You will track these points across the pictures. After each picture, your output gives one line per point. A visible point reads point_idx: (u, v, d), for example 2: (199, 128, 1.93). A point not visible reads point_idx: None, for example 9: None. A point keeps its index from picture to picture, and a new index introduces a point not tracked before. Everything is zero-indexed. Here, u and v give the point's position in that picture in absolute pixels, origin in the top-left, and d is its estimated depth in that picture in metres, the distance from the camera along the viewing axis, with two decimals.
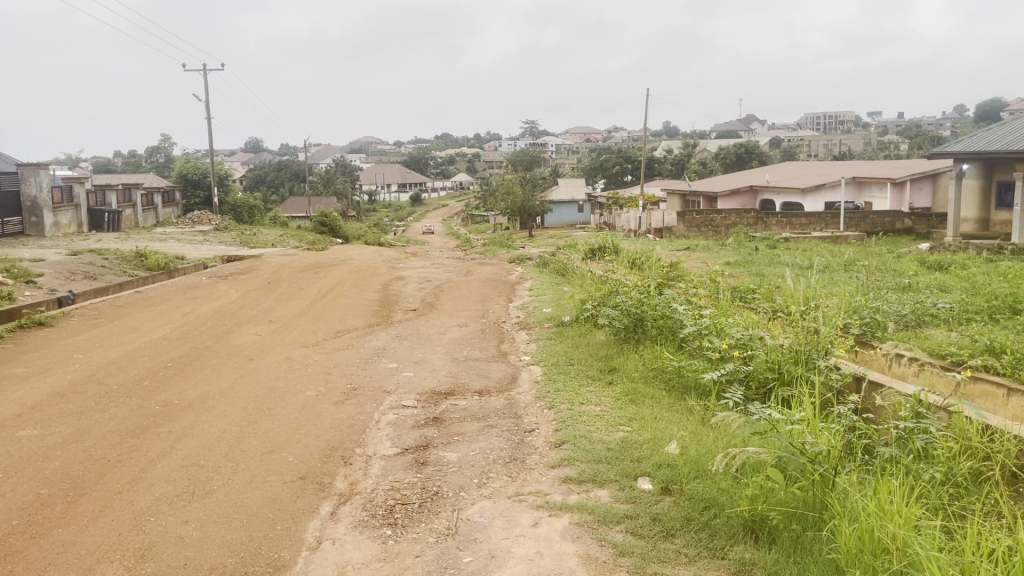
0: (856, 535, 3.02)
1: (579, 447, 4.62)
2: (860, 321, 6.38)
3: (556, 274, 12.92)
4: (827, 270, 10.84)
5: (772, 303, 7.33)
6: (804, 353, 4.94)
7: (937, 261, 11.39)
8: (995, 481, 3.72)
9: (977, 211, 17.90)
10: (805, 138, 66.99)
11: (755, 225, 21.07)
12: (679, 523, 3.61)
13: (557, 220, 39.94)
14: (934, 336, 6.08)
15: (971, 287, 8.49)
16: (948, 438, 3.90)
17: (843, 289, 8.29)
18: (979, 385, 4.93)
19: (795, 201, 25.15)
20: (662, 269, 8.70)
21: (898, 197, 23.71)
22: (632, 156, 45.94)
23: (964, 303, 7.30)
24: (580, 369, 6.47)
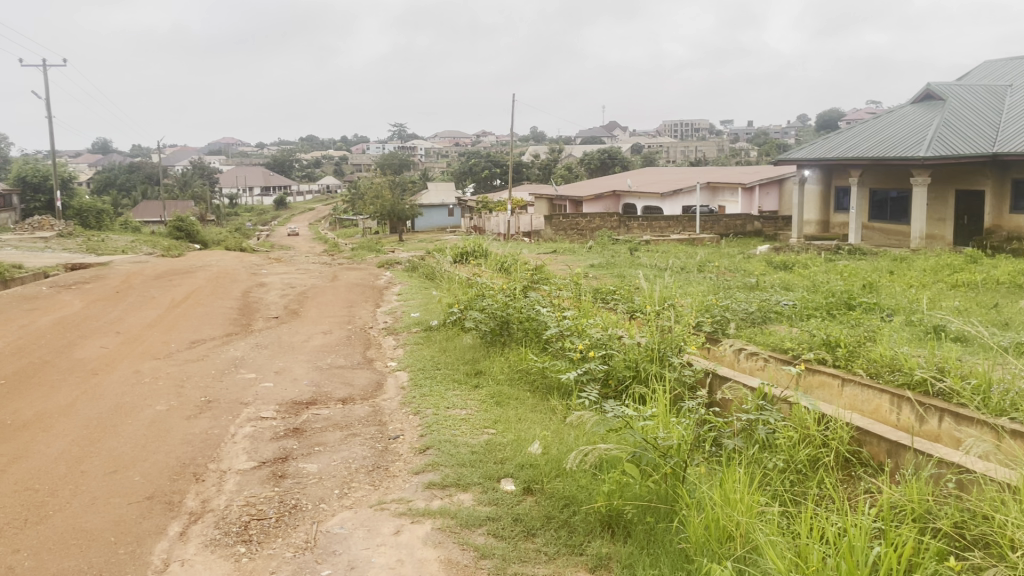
0: (703, 524, 3.18)
1: (444, 452, 4.61)
2: (711, 320, 6.73)
3: (424, 279, 12.86)
4: (683, 271, 11.31)
5: (630, 303, 7.61)
6: (659, 351, 5.16)
7: (782, 261, 12.14)
8: (830, 466, 4.00)
9: (818, 215, 19.18)
10: (663, 145, 69.80)
11: (618, 228, 21.63)
12: (540, 522, 3.67)
13: (427, 224, 39.81)
14: (777, 332, 6.47)
15: (811, 285, 9.09)
16: (788, 429, 4.17)
17: (697, 289, 8.67)
18: (818, 376, 5.30)
19: (655, 206, 26.15)
20: (526, 272, 8.82)
21: (748, 201, 25.24)
22: (501, 160, 46.46)
23: (805, 300, 7.79)
24: (446, 373, 6.45)
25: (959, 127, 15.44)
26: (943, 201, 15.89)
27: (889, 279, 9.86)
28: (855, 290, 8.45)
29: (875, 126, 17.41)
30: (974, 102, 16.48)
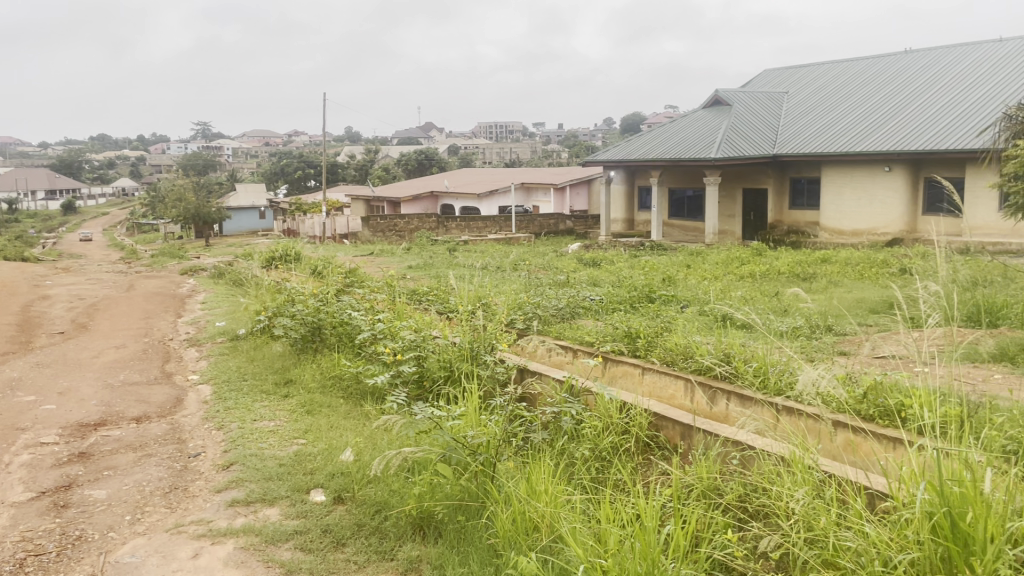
0: (510, 518, 3.25)
1: (249, 466, 4.41)
2: (524, 317, 6.89)
3: (231, 286, 12.26)
4: (497, 270, 11.51)
5: (444, 304, 7.63)
6: (473, 350, 5.22)
7: (592, 258, 12.67)
8: (632, 451, 4.23)
9: (624, 212, 20.18)
10: (479, 146, 70.72)
11: (436, 229, 21.65)
12: (350, 531, 3.59)
13: (236, 227, 37.92)
14: (585, 326, 6.73)
15: (616, 280, 9.54)
16: (593, 418, 4.36)
17: (509, 287, 8.85)
18: (622, 366, 5.58)
19: (471, 206, 26.50)
20: (339, 277, 8.62)
21: (559, 200, 26.17)
22: (314, 161, 45.23)
23: (611, 294, 8.17)
24: (253, 384, 6.17)
25: (744, 130, 16.82)
26: (732, 199, 17.20)
27: (685, 272, 10.55)
28: (655, 284, 8.96)
29: (671, 129, 18.58)
30: (756, 107, 18.00)
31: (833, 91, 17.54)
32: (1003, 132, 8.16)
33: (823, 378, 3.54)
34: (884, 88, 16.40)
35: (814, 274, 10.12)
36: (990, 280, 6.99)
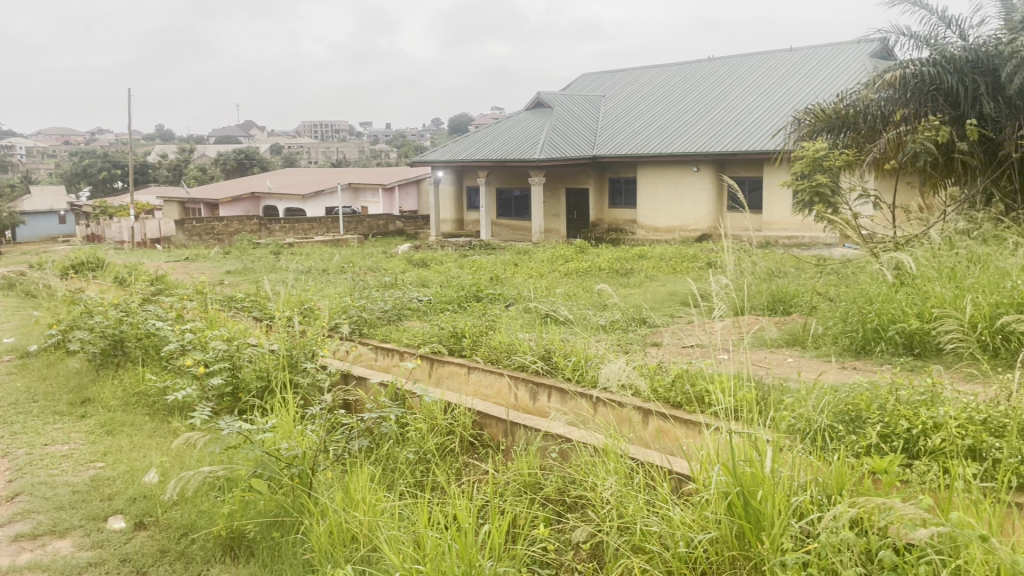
0: (325, 531, 3.13)
1: (37, 496, 4.00)
2: (348, 320, 6.71)
3: (22, 297, 11.15)
4: (321, 273, 11.18)
5: (264, 310, 7.30)
6: (292, 357, 5.01)
7: (420, 259, 12.61)
8: (457, 451, 4.21)
9: (453, 213, 20.31)
10: (304, 145, 68.65)
11: (259, 232, 20.78)
12: (152, 559, 3.33)
13: (32, 234, 34.65)
14: (410, 328, 6.64)
15: (444, 280, 9.53)
16: (418, 421, 4.30)
17: (333, 291, 8.60)
18: (448, 366, 5.55)
19: (296, 207, 25.66)
20: (144, 284, 8.05)
21: (388, 201, 25.91)
22: (122, 161, 42.17)
23: (438, 295, 8.12)
24: (45, 405, 5.61)
25: (565, 132, 17.34)
26: (556, 198, 17.71)
27: (512, 271, 10.72)
28: (482, 283, 9.03)
29: (496, 130, 18.84)
30: (575, 109, 18.61)
31: (646, 95, 18.47)
32: (793, 134, 8.87)
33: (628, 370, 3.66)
34: (691, 93, 17.45)
35: (632, 269, 10.58)
36: (784, 271, 7.57)
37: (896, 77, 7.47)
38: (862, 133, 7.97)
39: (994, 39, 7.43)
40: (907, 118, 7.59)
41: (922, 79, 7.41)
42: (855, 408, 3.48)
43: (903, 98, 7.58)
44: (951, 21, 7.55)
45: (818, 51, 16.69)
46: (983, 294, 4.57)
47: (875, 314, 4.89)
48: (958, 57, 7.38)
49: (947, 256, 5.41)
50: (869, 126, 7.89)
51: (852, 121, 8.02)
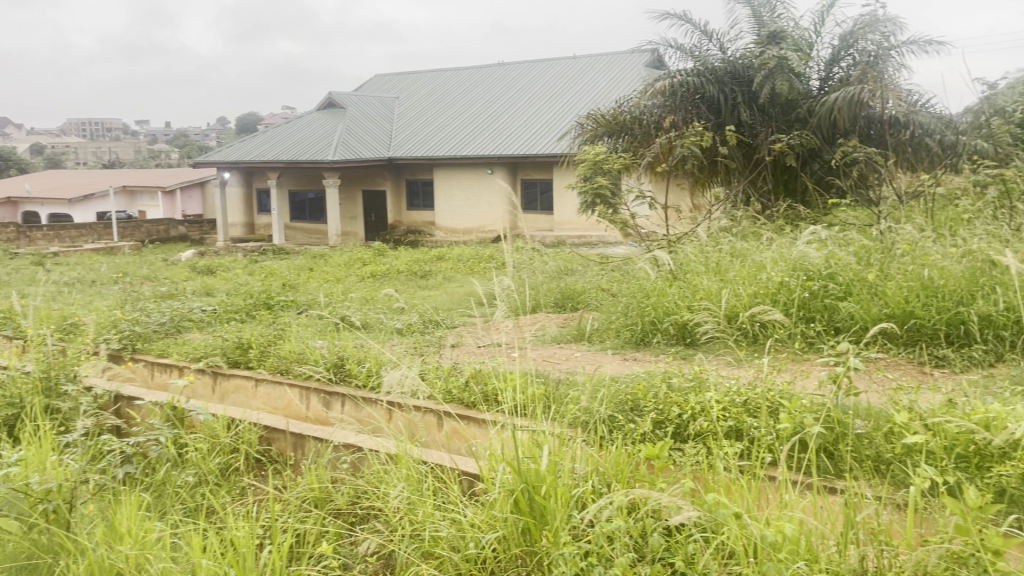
0: (85, 570, 2.82)
1: None
2: (119, 336, 6.16)
3: None
4: (90, 285, 10.21)
5: (17, 328, 6.53)
6: (50, 380, 4.51)
7: (206, 266, 11.87)
8: (242, 469, 3.97)
9: (242, 216, 19.34)
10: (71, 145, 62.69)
11: (18, 241, 18.67)
12: None
13: None
14: (191, 340, 6.21)
15: (231, 288, 9.02)
16: (199, 441, 4.02)
17: (103, 304, 7.87)
18: (233, 380, 5.24)
19: (63, 212, 23.37)
20: None
21: (169, 205, 24.35)
22: None
23: (223, 303, 7.67)
24: None
25: (358, 133, 17.07)
26: (352, 201, 17.39)
27: (306, 276, 10.37)
28: (273, 289, 8.64)
29: (287, 130, 18.19)
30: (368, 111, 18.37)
31: (439, 98, 18.59)
32: (577, 138, 9.26)
33: (412, 373, 3.61)
34: (482, 97, 17.79)
35: (429, 271, 10.58)
36: (573, 268, 7.88)
37: (666, 85, 8.11)
38: (636, 137, 8.44)
39: (748, 53, 8.18)
40: (676, 123, 8.15)
41: (688, 87, 8.05)
42: (633, 398, 3.65)
43: (673, 105, 8.18)
44: (711, 35, 8.22)
45: (599, 59, 17.59)
46: (743, 286, 4.99)
47: (652, 308, 5.18)
48: (718, 68, 8.14)
49: (713, 251, 5.86)
50: (643, 131, 8.38)
51: (628, 127, 8.48)
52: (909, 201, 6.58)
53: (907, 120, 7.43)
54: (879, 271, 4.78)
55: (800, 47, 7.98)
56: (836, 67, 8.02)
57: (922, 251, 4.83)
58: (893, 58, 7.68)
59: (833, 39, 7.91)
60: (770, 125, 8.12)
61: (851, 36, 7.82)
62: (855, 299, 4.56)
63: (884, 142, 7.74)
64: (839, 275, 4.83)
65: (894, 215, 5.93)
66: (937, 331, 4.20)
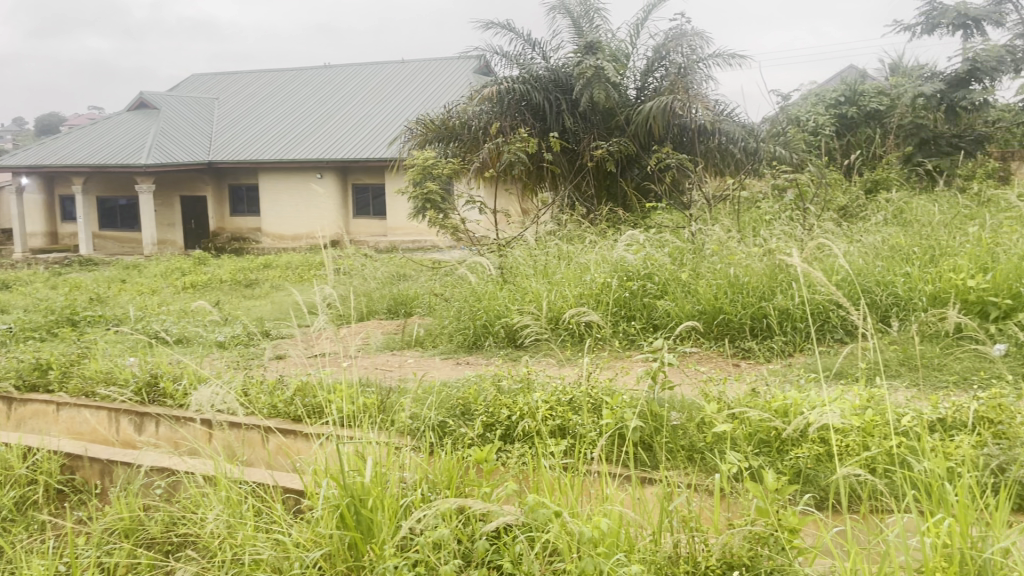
0: None
1: None
2: None
3: None
4: None
5: None
6: None
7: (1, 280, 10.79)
8: (40, 502, 3.63)
9: (43, 225, 17.75)
10: None
11: None
12: None
13: None
14: None
15: (29, 305, 8.25)
16: None
17: None
18: (30, 406, 4.79)
19: None
20: None
21: None
22: None
23: (20, 322, 6.99)
24: None
25: (175, 136, 16.13)
26: (169, 208, 16.41)
27: (117, 288, 9.67)
28: (79, 304, 7.98)
29: (93, 132, 16.89)
30: (185, 112, 17.39)
31: (262, 100, 17.91)
32: (406, 142, 9.20)
33: (229, 389, 3.43)
34: (308, 99, 17.31)
35: (255, 280, 10.16)
36: (405, 274, 7.82)
37: (492, 92, 8.21)
38: (465, 143, 8.51)
39: (570, 61, 8.45)
40: (502, 129, 8.28)
41: (514, 94, 8.20)
42: (465, 402, 3.62)
43: (499, 111, 8.31)
44: (534, 43, 8.41)
45: (427, 64, 17.58)
46: (569, 287, 5.14)
47: (483, 311, 5.23)
48: (542, 76, 8.33)
49: (540, 254, 6.00)
50: (471, 137, 8.45)
51: (457, 132, 8.53)
52: (716, 204, 7.04)
53: (714, 128, 7.94)
54: (691, 271, 5.07)
55: (617, 57, 8.34)
56: (650, 77, 8.44)
57: (728, 251, 5.17)
58: (700, 69, 8.17)
59: (647, 51, 8.32)
60: (592, 132, 8.43)
61: (663, 48, 8.26)
62: (671, 297, 4.82)
63: (695, 148, 8.22)
64: (656, 275, 5.08)
65: (704, 217, 6.32)
66: (743, 325, 4.51)
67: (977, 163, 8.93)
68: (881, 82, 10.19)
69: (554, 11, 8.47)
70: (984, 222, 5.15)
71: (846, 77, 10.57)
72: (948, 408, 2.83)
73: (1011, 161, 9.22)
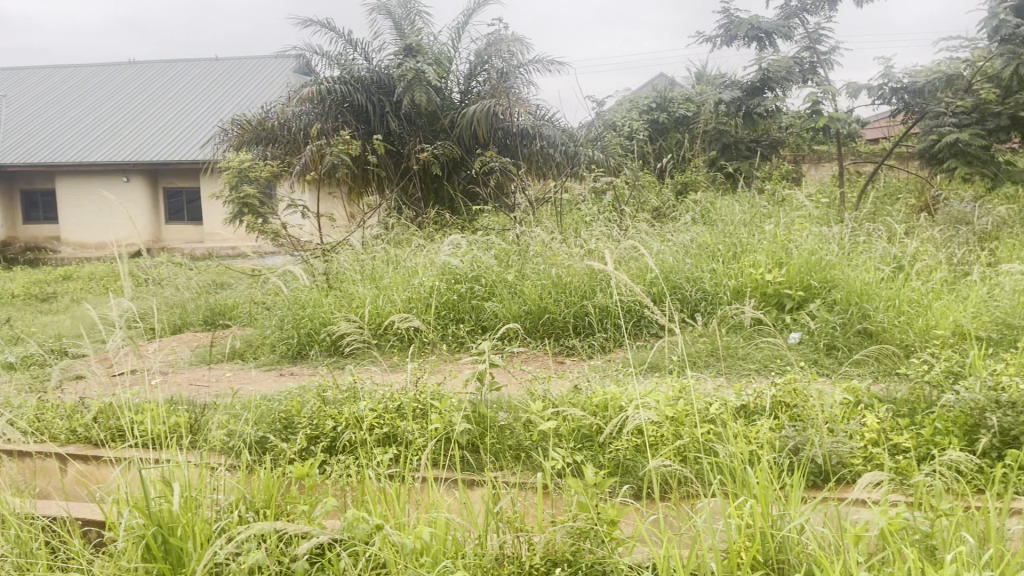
0: None
1: None
2: None
3: None
4: None
5: None
6: None
7: None
8: None
9: None
10: None
11: None
12: None
13: None
14: None
15: None
16: None
17: None
18: None
19: None
20: None
21: None
22: None
23: None
24: None
25: None
26: None
27: None
28: None
29: None
30: None
31: (58, 97, 16.48)
32: (221, 143, 8.74)
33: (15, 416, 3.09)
34: (113, 98, 16.13)
35: (54, 293, 9.29)
36: (225, 282, 7.43)
37: (313, 92, 7.97)
38: (285, 145, 8.20)
39: (392, 63, 8.36)
40: (324, 131, 8.06)
41: (335, 95, 8.02)
42: (287, 415, 3.44)
43: (320, 111, 8.09)
44: (355, 43, 8.26)
45: (244, 62, 16.90)
46: (397, 292, 5.07)
47: (307, 319, 5.05)
48: (364, 77, 8.19)
49: (366, 259, 5.88)
50: (292, 138, 8.16)
51: (276, 133, 8.21)
52: (539, 206, 7.21)
53: (536, 132, 8.13)
54: (517, 273, 5.15)
55: (439, 61, 8.35)
56: (473, 81, 8.52)
57: (551, 252, 5.31)
58: (521, 74, 8.34)
59: (469, 55, 8.40)
60: (417, 135, 8.39)
61: (485, 53, 8.37)
62: (498, 299, 4.87)
63: (518, 152, 8.38)
64: (482, 277, 5.11)
65: (528, 220, 6.45)
66: (567, 323, 4.64)
67: (773, 166, 9.70)
68: (688, 90, 10.86)
69: (375, 11, 8.35)
70: (779, 220, 5.58)
71: (656, 85, 11.16)
72: (751, 394, 3.01)
73: (802, 163, 10.08)
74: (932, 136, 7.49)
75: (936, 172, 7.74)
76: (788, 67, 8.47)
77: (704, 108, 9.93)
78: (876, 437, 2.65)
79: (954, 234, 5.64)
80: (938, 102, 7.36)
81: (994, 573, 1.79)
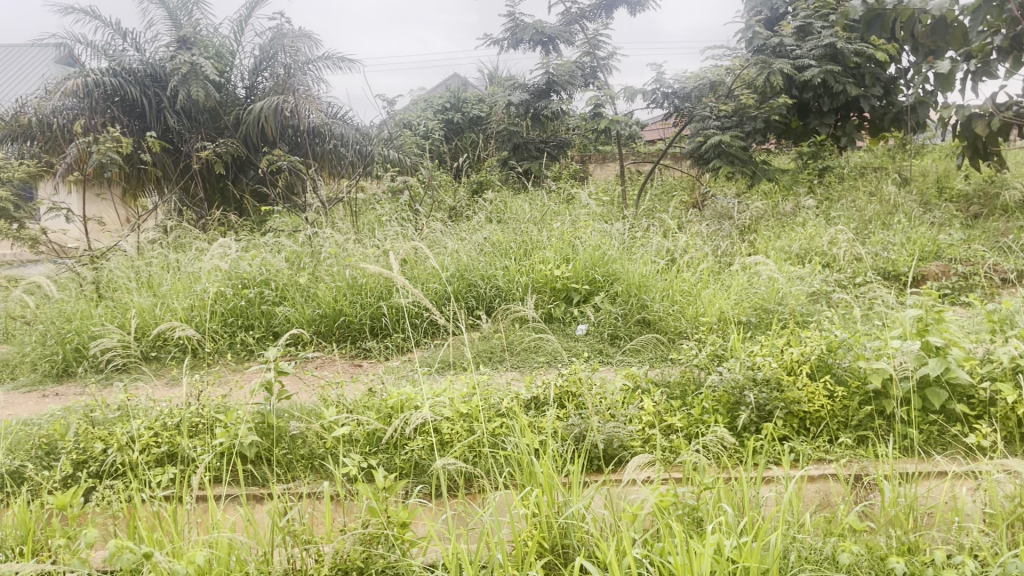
0: None
1: None
2: None
3: None
4: None
5: None
6: None
7: None
8: None
9: None
10: None
11: None
12: None
13: None
14: None
15: None
16: None
17: None
18: None
19: None
20: None
21: None
22: None
23: None
24: None
25: None
26: None
27: None
28: None
29: None
30: None
31: None
32: None
33: None
34: None
35: None
36: None
37: (77, 85, 7.31)
38: (46, 142, 7.46)
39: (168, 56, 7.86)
40: (91, 127, 7.44)
41: (103, 89, 7.42)
42: (50, 440, 3.12)
43: (86, 106, 7.46)
44: (124, 33, 7.67)
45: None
46: (177, 300, 4.76)
47: (74, 333, 4.62)
48: (136, 70, 7.65)
49: (141, 266, 5.48)
50: (53, 135, 7.43)
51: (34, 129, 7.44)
52: (332, 206, 7.04)
53: (327, 131, 7.95)
54: (310, 275, 5.00)
55: (220, 55, 7.95)
56: (258, 77, 8.22)
57: (345, 253, 5.21)
58: (309, 71, 8.11)
59: (254, 50, 8.07)
60: (198, 132, 7.94)
61: (270, 48, 8.08)
62: (290, 303, 4.70)
63: (310, 151, 8.17)
64: (273, 281, 4.92)
65: (320, 222, 6.28)
66: (363, 325, 4.58)
67: (561, 166, 10.12)
68: (481, 91, 11.06)
69: None
70: (565, 218, 5.79)
71: (450, 85, 11.27)
72: (539, 386, 3.11)
73: (588, 163, 10.59)
74: (699, 138, 8.11)
75: (704, 172, 8.39)
76: (571, 71, 8.88)
77: (495, 110, 10.14)
78: (652, 420, 2.83)
79: (719, 227, 6.14)
80: (703, 107, 7.91)
81: (748, 538, 1.96)
